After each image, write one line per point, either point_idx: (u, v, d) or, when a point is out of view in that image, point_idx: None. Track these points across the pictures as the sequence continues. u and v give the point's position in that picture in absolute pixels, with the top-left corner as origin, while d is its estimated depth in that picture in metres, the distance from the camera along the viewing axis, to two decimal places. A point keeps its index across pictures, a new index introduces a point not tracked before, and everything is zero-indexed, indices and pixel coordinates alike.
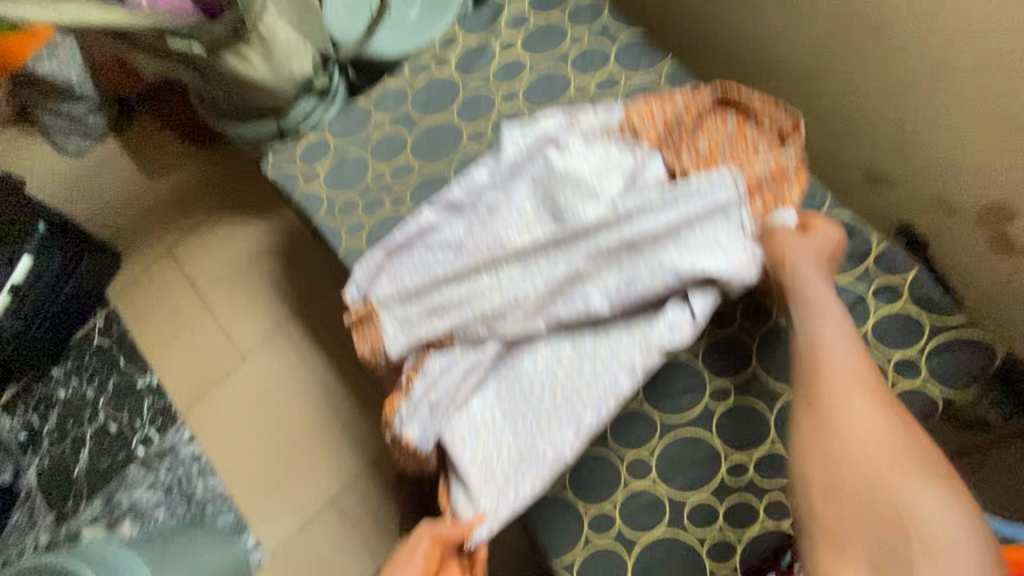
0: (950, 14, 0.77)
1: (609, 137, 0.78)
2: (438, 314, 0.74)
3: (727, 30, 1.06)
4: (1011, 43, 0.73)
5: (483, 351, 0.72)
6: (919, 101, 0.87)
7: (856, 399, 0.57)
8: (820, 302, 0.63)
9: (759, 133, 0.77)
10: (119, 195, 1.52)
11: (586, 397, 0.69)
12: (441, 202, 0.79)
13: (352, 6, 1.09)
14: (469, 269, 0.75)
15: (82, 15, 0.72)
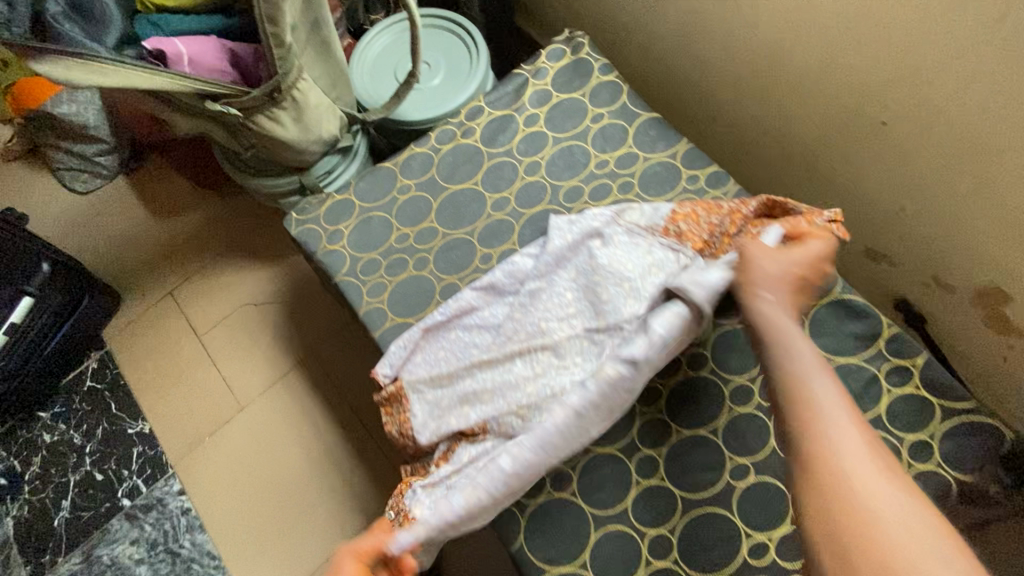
0: (944, 116, 0.83)
1: (653, 235, 0.81)
2: (470, 402, 0.76)
3: (732, 111, 1.12)
4: (1002, 146, 0.78)
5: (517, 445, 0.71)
6: (915, 189, 0.92)
7: (847, 441, 0.50)
8: (785, 332, 0.58)
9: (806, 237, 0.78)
10: (123, 235, 1.52)
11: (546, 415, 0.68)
12: (481, 285, 0.83)
13: (378, 74, 1.17)
14: (505, 357, 0.77)
15: (127, 80, 0.73)
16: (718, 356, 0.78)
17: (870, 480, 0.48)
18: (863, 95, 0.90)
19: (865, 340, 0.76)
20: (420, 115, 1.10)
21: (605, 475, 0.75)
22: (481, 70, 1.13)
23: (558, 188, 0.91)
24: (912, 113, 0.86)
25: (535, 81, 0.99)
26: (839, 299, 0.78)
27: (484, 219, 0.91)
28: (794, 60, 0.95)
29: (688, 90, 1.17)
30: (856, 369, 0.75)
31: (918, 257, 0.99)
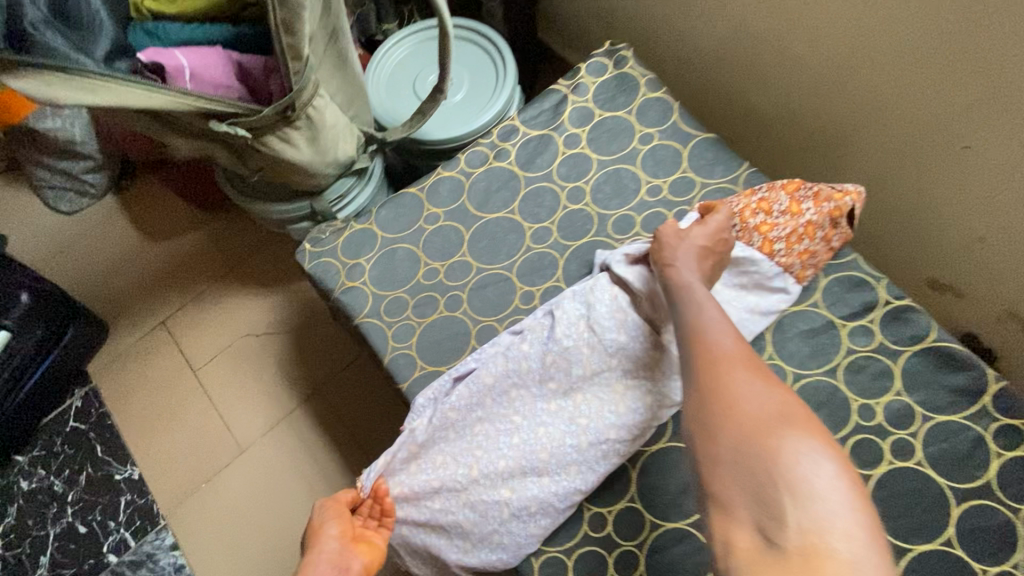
0: None
1: None
2: (476, 427, 0.70)
3: (779, 130, 1.03)
4: None
5: (507, 445, 0.67)
6: (997, 219, 0.83)
7: (736, 367, 0.53)
8: (693, 294, 0.62)
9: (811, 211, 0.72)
10: (111, 258, 1.40)
11: (492, 374, 0.70)
12: (522, 327, 0.73)
13: (394, 89, 1.07)
14: (515, 380, 0.70)
15: (119, 98, 0.63)
16: None
17: (740, 388, 0.51)
18: (941, 117, 0.81)
19: (968, 395, 0.67)
20: (443, 134, 1.00)
21: (676, 555, 0.64)
22: (509, 84, 1.04)
23: (605, 217, 0.82)
24: (1001, 137, 0.76)
25: (574, 97, 0.90)
26: (934, 347, 0.69)
27: (523, 252, 0.81)
28: (861, 78, 0.86)
29: (731, 107, 1.08)
30: (959, 428, 0.66)
31: (992, 291, 0.90)
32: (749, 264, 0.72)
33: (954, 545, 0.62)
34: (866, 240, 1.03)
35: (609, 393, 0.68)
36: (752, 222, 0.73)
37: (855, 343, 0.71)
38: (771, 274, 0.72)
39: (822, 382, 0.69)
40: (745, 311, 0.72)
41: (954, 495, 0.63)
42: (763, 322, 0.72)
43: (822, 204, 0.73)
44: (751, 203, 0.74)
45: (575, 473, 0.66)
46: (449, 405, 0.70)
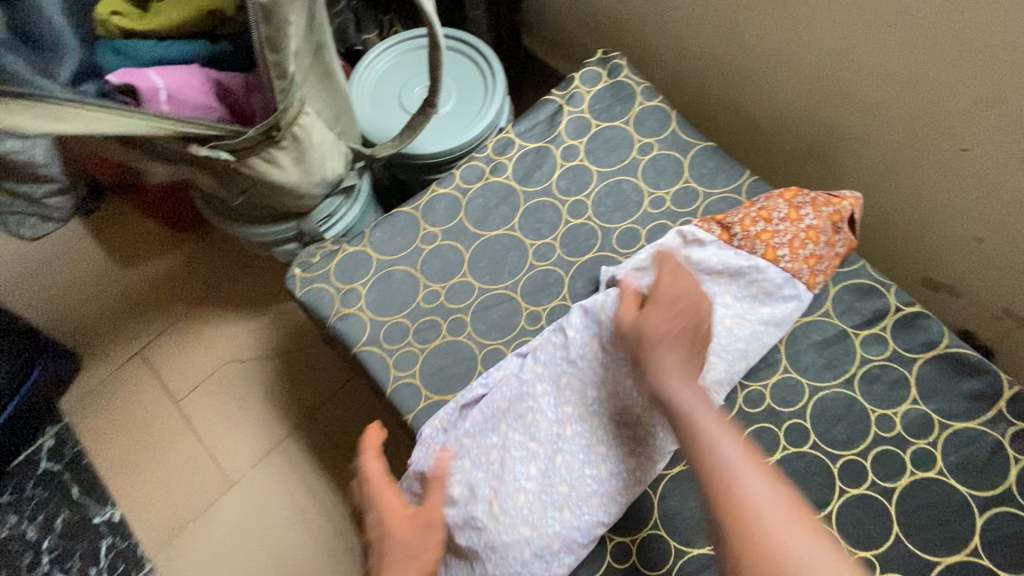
0: None
1: (724, 279, 0.70)
2: (491, 459, 0.65)
3: (773, 134, 1.01)
4: None
5: (525, 477, 0.64)
6: (995, 220, 0.82)
7: (754, 480, 0.51)
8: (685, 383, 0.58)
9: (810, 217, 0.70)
10: (80, 286, 1.32)
11: (507, 403, 0.67)
12: (533, 349, 0.70)
13: (380, 101, 1.03)
14: (530, 407, 0.67)
15: (92, 124, 0.58)
16: (819, 426, 0.67)
17: (767, 507, 0.49)
18: (938, 122, 0.80)
19: (983, 401, 0.66)
20: (434, 148, 0.97)
21: None
22: (500, 95, 1.01)
23: (610, 231, 0.79)
24: (999, 140, 0.76)
25: (570, 108, 0.87)
26: (947, 353, 0.68)
27: (526, 270, 0.78)
28: (857, 83, 0.84)
29: (723, 111, 1.07)
30: (977, 436, 0.65)
31: (989, 290, 0.90)
32: (752, 274, 0.70)
33: (980, 556, 0.61)
34: (861, 242, 1.02)
35: (625, 417, 0.66)
36: (754, 230, 0.71)
37: (869, 352, 0.70)
38: (778, 282, 0.70)
39: (839, 394, 0.68)
40: (760, 323, 0.68)
41: (977, 504, 0.63)
42: (777, 333, 0.69)
43: (820, 208, 0.71)
44: (750, 211, 0.72)
45: (596, 505, 0.63)
46: (460, 430, 0.67)
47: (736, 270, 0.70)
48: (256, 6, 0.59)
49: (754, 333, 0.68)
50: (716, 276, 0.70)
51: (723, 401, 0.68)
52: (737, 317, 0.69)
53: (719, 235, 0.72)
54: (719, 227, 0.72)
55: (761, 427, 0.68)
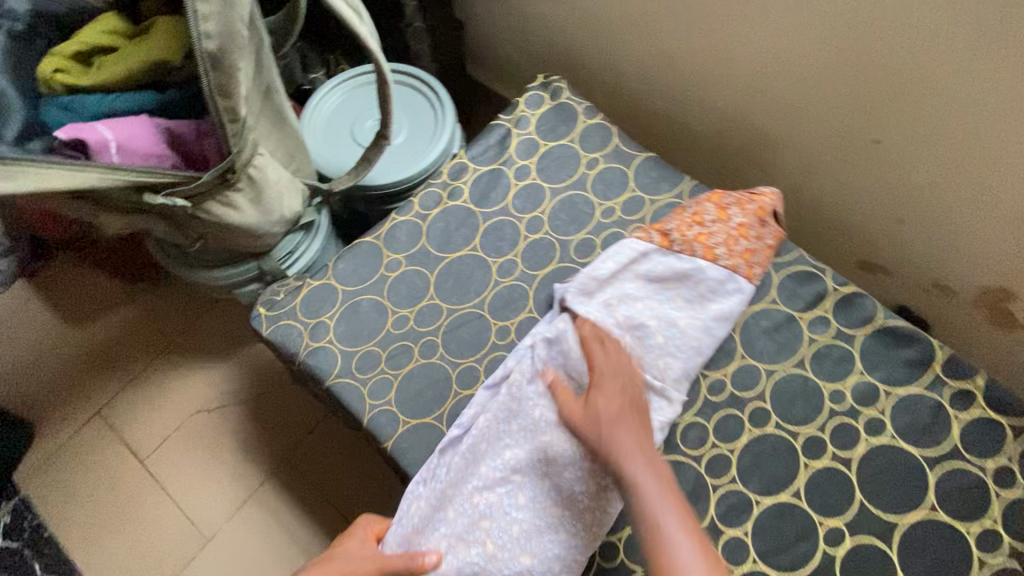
0: (938, 140, 0.81)
1: (673, 285, 0.74)
2: (479, 499, 0.65)
3: (710, 140, 1.08)
4: (999, 164, 0.78)
5: (517, 508, 0.64)
6: (912, 203, 0.91)
7: (681, 551, 0.51)
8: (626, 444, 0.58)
9: (739, 217, 0.76)
10: (31, 350, 1.26)
11: (485, 441, 0.68)
12: (496, 379, 0.72)
13: (332, 137, 1.05)
14: (509, 439, 0.67)
15: (45, 180, 0.58)
16: (779, 407, 0.71)
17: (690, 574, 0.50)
18: (852, 120, 0.87)
19: (920, 366, 0.72)
20: (390, 178, 0.99)
21: None
22: (450, 123, 1.04)
23: (567, 243, 0.83)
24: (906, 132, 0.84)
25: (517, 131, 0.91)
26: (884, 326, 0.74)
27: (491, 287, 0.80)
28: (778, 91, 0.92)
29: (661, 124, 1.13)
30: (919, 399, 0.71)
31: (915, 266, 0.98)
32: (696, 275, 0.74)
33: (937, 510, 0.66)
34: (799, 233, 1.10)
35: None
36: (691, 234, 0.76)
37: (815, 332, 0.75)
38: (720, 280, 0.74)
39: (794, 374, 0.73)
40: (710, 320, 0.73)
41: (928, 462, 0.68)
42: (728, 327, 0.73)
43: (746, 206, 0.77)
44: (685, 218, 0.77)
45: (588, 521, 0.64)
46: (444, 480, 0.67)
47: (682, 273, 0.74)
48: (203, 54, 0.60)
49: (705, 330, 0.72)
50: (666, 284, 0.75)
51: (688, 393, 0.72)
52: (690, 317, 0.73)
53: (660, 241, 0.76)
54: (659, 234, 0.77)
55: (726, 414, 0.71)
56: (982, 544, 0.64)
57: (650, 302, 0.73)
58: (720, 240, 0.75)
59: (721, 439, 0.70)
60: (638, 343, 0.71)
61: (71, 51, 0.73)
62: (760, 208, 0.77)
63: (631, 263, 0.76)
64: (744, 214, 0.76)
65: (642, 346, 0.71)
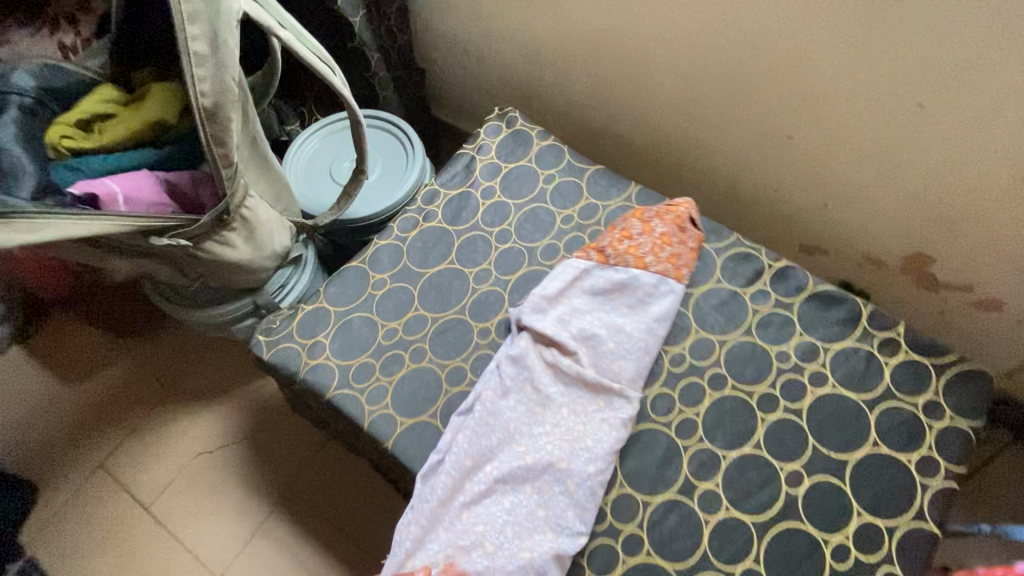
0: (840, 132, 0.94)
1: (614, 295, 0.82)
2: (470, 513, 0.70)
3: (652, 153, 1.21)
4: (891, 147, 0.92)
5: (507, 514, 0.70)
6: (831, 188, 1.03)
7: None
8: None
9: (660, 228, 0.86)
10: (29, 412, 1.29)
11: (466, 459, 0.72)
12: (469, 404, 0.77)
13: (313, 179, 1.15)
14: (490, 454, 0.73)
15: (68, 229, 0.66)
16: (733, 371, 0.80)
17: None
18: (769, 123, 1.00)
19: (849, 322, 0.82)
20: (369, 211, 1.09)
21: (672, 525, 0.71)
22: (420, 156, 1.15)
23: (534, 249, 0.93)
24: (815, 129, 0.96)
25: (480, 157, 1.02)
26: (815, 292, 0.85)
27: (470, 294, 0.89)
28: (703, 103, 1.04)
29: (609, 141, 1.25)
30: (852, 350, 0.81)
31: (846, 244, 1.11)
32: (632, 283, 0.82)
33: (880, 445, 0.75)
34: (743, 227, 1.22)
35: (574, 430, 0.74)
36: (622, 247, 0.85)
37: (757, 303, 0.85)
38: (653, 284, 0.83)
39: (742, 341, 0.82)
40: (652, 322, 0.80)
41: (867, 404, 0.77)
42: (667, 326, 0.81)
43: (665, 218, 0.87)
44: (615, 235, 0.87)
45: (572, 516, 0.70)
46: (432, 501, 0.71)
47: (620, 281, 0.82)
48: (201, 110, 0.69)
49: (648, 330, 0.80)
50: (609, 295, 0.82)
51: (653, 366, 0.81)
52: (634, 322, 0.80)
53: (597, 259, 0.85)
54: (596, 253, 0.86)
55: (688, 382, 0.80)
56: (922, 470, 0.73)
57: (597, 314, 0.81)
58: (646, 249, 0.84)
59: (686, 404, 0.78)
60: (593, 350, 0.78)
61: (74, 120, 0.81)
62: (679, 217, 0.87)
63: (576, 280, 0.83)
64: (664, 226, 0.86)
65: (596, 353, 0.78)
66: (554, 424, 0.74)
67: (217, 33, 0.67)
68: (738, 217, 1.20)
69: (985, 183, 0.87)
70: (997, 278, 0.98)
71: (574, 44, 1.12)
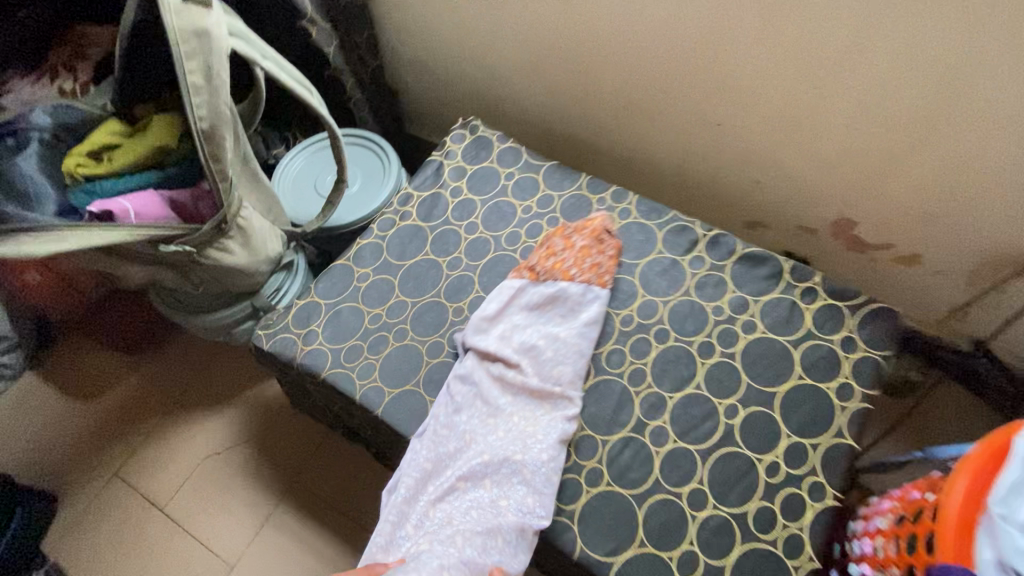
0: (758, 116, 1.08)
1: (548, 310, 0.92)
2: (435, 508, 0.79)
3: (605, 150, 1.34)
4: (802, 126, 1.05)
5: (469, 506, 0.78)
6: (760, 167, 1.17)
7: None
8: None
9: (582, 241, 0.96)
10: (45, 430, 1.38)
11: (428, 463, 0.82)
12: (431, 419, 0.86)
13: (299, 194, 1.27)
14: (448, 458, 0.82)
15: (89, 238, 0.78)
16: (676, 325, 0.92)
17: None
18: (698, 113, 1.14)
19: (774, 277, 0.94)
20: (352, 216, 1.21)
21: (628, 458, 0.82)
22: (395, 166, 1.28)
23: (498, 237, 1.05)
24: (737, 116, 1.10)
25: (448, 161, 1.15)
26: (744, 253, 0.97)
27: (444, 279, 1.01)
28: (642, 100, 1.18)
29: (566, 141, 1.39)
30: (778, 300, 0.93)
31: (782, 216, 1.24)
32: (561, 295, 0.92)
33: (804, 378, 0.86)
34: (693, 210, 1.35)
35: (526, 426, 0.82)
36: (549, 263, 0.95)
37: (694, 267, 0.97)
38: (581, 293, 0.92)
39: (683, 300, 0.94)
40: (583, 326, 0.89)
41: (792, 344, 0.89)
42: (597, 330, 0.90)
43: (583, 231, 0.97)
44: (542, 252, 0.97)
45: (533, 501, 0.78)
46: (401, 497, 0.81)
47: (551, 296, 0.92)
48: (199, 132, 0.81)
49: (581, 335, 0.89)
50: (544, 309, 0.92)
51: (606, 327, 0.93)
52: (567, 329, 0.89)
53: (529, 277, 0.95)
54: (528, 271, 0.95)
55: (638, 338, 0.91)
56: (840, 395, 0.85)
57: (535, 327, 0.90)
58: (571, 263, 0.94)
59: (635, 356, 0.90)
60: (534, 360, 0.87)
61: (86, 151, 0.93)
62: (596, 228, 0.97)
63: (512, 298, 0.93)
64: (585, 238, 0.96)
65: (536, 363, 0.87)
66: (503, 428, 0.82)
67: (210, 67, 0.79)
68: (687, 201, 1.33)
69: (884, 149, 1.01)
70: (911, 233, 1.11)
71: (526, 57, 1.26)
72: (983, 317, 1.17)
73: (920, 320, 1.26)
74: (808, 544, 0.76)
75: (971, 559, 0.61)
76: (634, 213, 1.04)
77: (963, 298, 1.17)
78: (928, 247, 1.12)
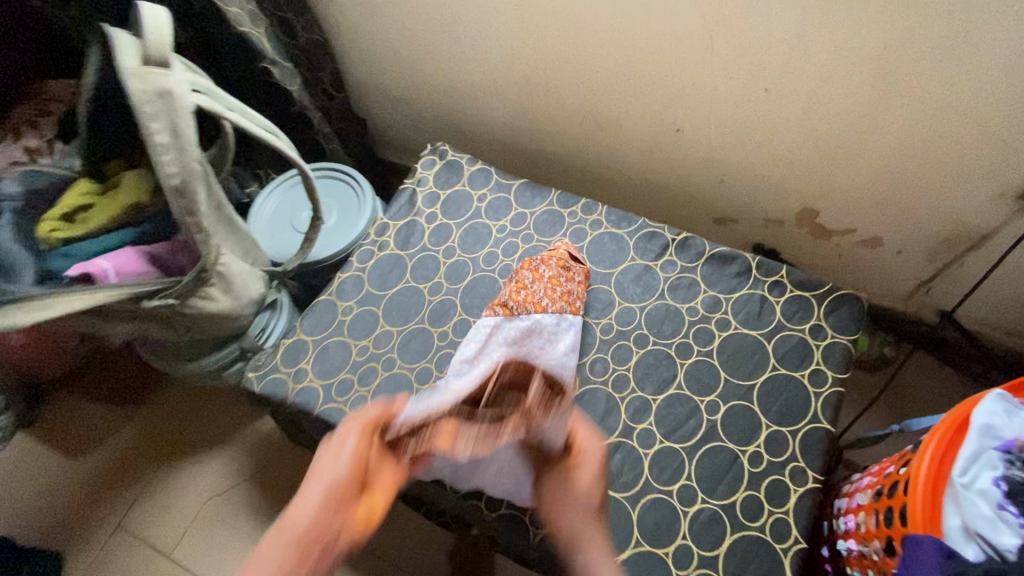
0: (713, 120, 1.12)
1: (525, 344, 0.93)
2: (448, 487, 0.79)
3: (574, 162, 1.38)
4: (757, 127, 1.09)
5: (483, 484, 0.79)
6: (722, 167, 1.21)
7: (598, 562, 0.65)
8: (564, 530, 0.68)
9: (551, 271, 0.98)
10: (43, 488, 1.38)
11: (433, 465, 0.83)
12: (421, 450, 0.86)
13: (276, 232, 1.29)
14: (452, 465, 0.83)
15: (73, 304, 0.79)
16: (653, 329, 0.95)
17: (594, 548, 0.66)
18: (658, 120, 1.18)
19: (743, 274, 0.99)
20: (332, 249, 1.23)
21: (618, 462, 0.86)
22: (369, 195, 1.30)
23: (476, 258, 1.08)
24: (694, 121, 1.14)
25: (420, 189, 1.18)
26: (712, 254, 1.01)
27: (427, 305, 1.03)
28: (603, 112, 1.22)
29: (536, 156, 1.42)
30: (748, 296, 0.97)
31: (748, 212, 1.29)
32: (536, 328, 0.93)
33: (779, 368, 0.90)
34: (665, 211, 1.40)
35: None
36: (520, 297, 0.95)
37: (667, 272, 1.01)
38: (554, 324, 0.94)
39: (659, 304, 0.98)
40: (562, 355, 0.92)
41: (765, 337, 0.93)
42: (575, 356, 0.93)
43: (550, 261, 0.99)
44: (512, 286, 0.98)
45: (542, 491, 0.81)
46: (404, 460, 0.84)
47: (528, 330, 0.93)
48: (170, 190, 0.83)
49: (561, 364, 0.91)
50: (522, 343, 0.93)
51: (585, 337, 0.96)
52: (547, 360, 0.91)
53: (503, 312, 0.95)
54: (501, 307, 0.96)
55: (618, 345, 0.95)
56: (813, 382, 0.89)
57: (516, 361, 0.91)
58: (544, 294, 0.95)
59: (617, 363, 0.93)
60: None
61: (59, 214, 0.94)
62: (562, 257, 0.99)
63: (490, 336, 0.94)
64: (554, 268, 0.98)
65: None
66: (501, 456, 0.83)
67: (177, 126, 0.80)
68: (657, 204, 1.38)
69: (835, 142, 1.06)
70: (870, 217, 1.17)
71: (489, 80, 1.29)
72: (946, 290, 1.23)
73: (889, 298, 1.32)
74: (795, 528, 0.79)
75: (940, 525, 0.65)
76: (605, 224, 1.08)
77: (926, 273, 1.22)
78: (888, 229, 1.17)
